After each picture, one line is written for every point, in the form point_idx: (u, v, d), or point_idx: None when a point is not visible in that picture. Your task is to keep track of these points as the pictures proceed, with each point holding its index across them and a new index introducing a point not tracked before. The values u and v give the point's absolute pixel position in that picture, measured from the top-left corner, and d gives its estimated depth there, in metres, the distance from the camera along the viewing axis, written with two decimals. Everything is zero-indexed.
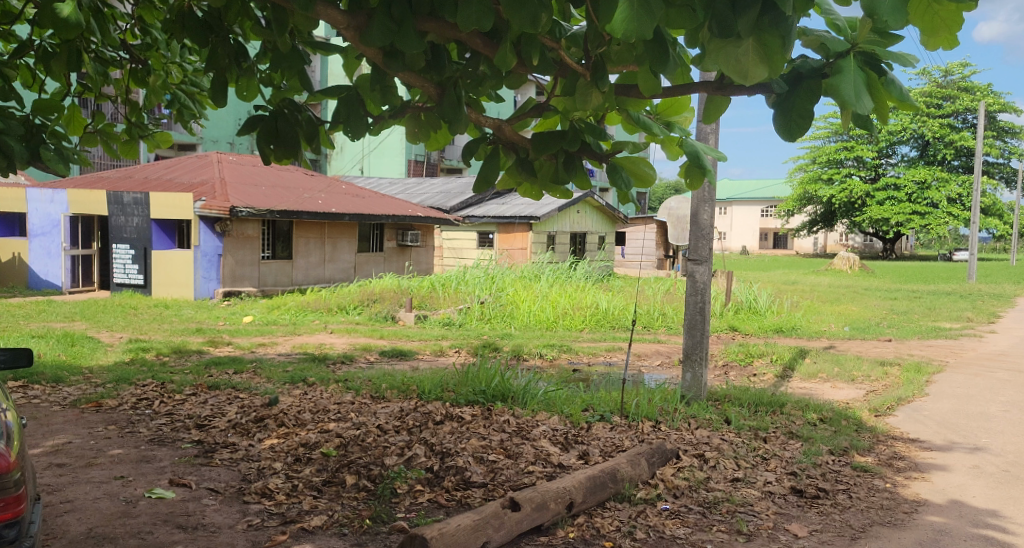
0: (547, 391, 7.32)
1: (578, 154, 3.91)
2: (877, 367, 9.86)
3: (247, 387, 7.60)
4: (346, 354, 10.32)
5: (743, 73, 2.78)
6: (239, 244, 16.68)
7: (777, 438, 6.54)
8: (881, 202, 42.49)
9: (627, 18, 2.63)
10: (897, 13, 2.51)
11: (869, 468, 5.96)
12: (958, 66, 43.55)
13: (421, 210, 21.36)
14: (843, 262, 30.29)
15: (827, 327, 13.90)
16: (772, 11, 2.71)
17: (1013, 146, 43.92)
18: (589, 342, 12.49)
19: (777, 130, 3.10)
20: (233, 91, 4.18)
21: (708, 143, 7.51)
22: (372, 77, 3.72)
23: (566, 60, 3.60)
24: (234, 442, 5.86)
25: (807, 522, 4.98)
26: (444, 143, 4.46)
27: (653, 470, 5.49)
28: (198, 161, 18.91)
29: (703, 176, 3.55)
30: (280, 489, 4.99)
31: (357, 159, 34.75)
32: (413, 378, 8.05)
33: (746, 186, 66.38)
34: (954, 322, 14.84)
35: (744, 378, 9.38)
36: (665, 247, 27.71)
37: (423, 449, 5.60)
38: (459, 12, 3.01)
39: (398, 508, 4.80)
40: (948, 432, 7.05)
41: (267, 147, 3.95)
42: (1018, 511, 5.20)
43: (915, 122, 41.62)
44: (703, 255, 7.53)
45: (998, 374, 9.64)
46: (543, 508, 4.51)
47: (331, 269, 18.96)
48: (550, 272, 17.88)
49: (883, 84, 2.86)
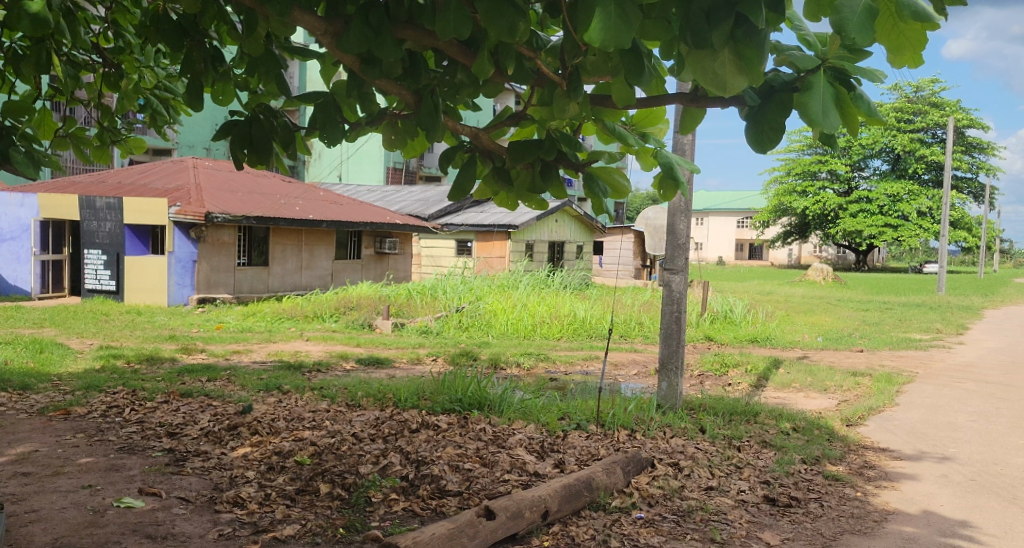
0: (523, 400, 7.33)
1: (554, 163, 3.93)
2: (849, 377, 9.99)
3: (220, 395, 7.53)
4: (322, 362, 10.26)
5: (721, 84, 2.82)
6: (214, 249, 16.56)
7: (751, 447, 6.59)
8: (853, 215, 43.04)
9: (604, 27, 2.66)
10: (863, 30, 2.57)
11: (840, 477, 6.04)
12: (928, 82, 44.31)
13: (400, 218, 21.33)
14: (817, 273, 30.66)
15: (800, 337, 14.07)
16: (746, 24, 2.77)
17: (982, 160, 44.68)
18: (566, 350, 12.54)
19: (749, 142, 3.14)
20: (208, 96, 4.16)
21: (684, 154, 7.60)
22: (348, 84, 3.73)
23: (543, 70, 3.63)
24: (206, 450, 5.82)
25: (779, 530, 5.03)
26: (422, 151, 4.47)
27: (628, 478, 5.52)
28: (173, 166, 18.77)
29: (676, 188, 3.60)
30: (252, 497, 4.96)
31: (334, 165, 34.61)
32: (389, 386, 8.02)
33: (722, 197, 66.93)
34: (924, 333, 15.09)
35: (719, 387, 9.46)
36: (642, 256, 27.89)
37: (398, 457, 5.62)
38: (438, 22, 3.04)
39: (373, 517, 4.79)
40: (917, 441, 7.15)
41: (241, 152, 3.91)
42: (986, 520, 5.28)
43: (886, 135, 42.30)
44: (679, 265, 7.62)
45: (966, 385, 9.81)
46: (518, 517, 4.51)
47: (308, 276, 18.89)
48: (528, 281, 17.91)
49: (852, 100, 2.91)
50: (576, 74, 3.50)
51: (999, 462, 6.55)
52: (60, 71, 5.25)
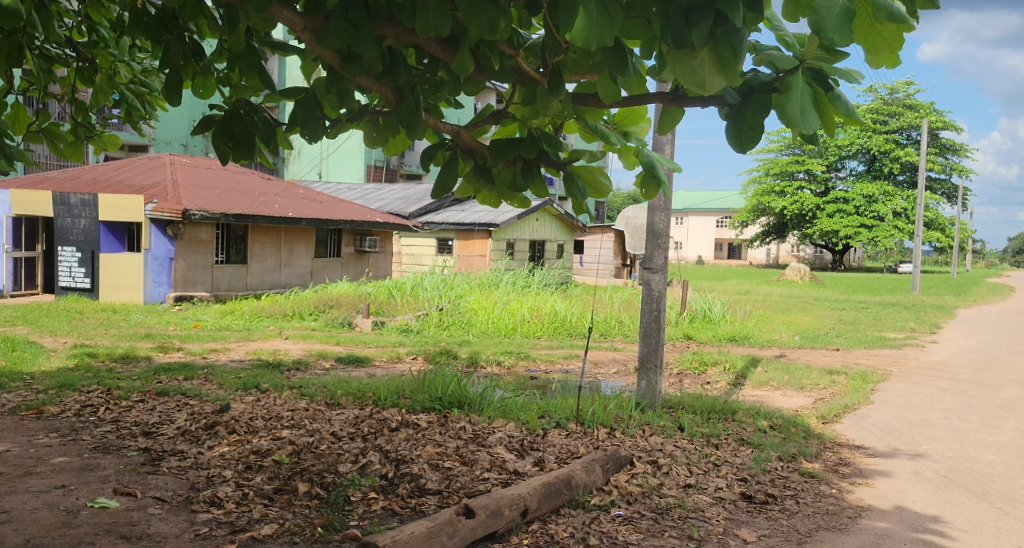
0: (503, 399, 7.34)
1: (536, 161, 3.94)
2: (826, 376, 10.08)
3: (197, 395, 7.48)
4: (301, 361, 10.21)
5: (700, 82, 2.87)
6: (192, 247, 16.44)
7: (729, 445, 6.65)
8: (830, 215, 43.43)
9: (585, 26, 2.68)
10: (842, 30, 2.59)
11: (816, 474, 6.10)
12: (903, 84, 44.86)
13: (381, 216, 21.27)
14: (794, 273, 30.93)
15: (778, 336, 14.18)
16: (725, 23, 2.77)
17: (955, 162, 45.28)
18: (546, 349, 12.57)
19: (729, 142, 3.17)
20: (188, 90, 4.13)
21: (664, 153, 7.65)
22: (329, 80, 3.73)
23: (524, 68, 3.65)
24: (182, 449, 5.79)
25: (755, 527, 5.08)
26: (403, 148, 4.47)
27: (607, 477, 5.55)
28: (150, 163, 18.61)
29: (658, 187, 3.62)
30: (229, 497, 4.94)
31: (314, 163, 34.45)
32: (369, 384, 8.01)
33: (702, 196, 67.31)
34: (898, 332, 15.26)
35: (698, 385, 9.52)
36: (622, 255, 28.01)
37: (378, 457, 5.61)
38: (419, 19, 3.04)
39: (352, 516, 4.79)
40: (891, 438, 7.24)
41: (224, 147, 3.93)
42: (957, 516, 5.36)
43: (862, 136, 42.77)
44: (658, 264, 7.66)
45: (939, 383, 9.93)
46: (497, 515, 4.53)
47: (287, 274, 18.79)
48: (509, 280, 17.92)
49: (829, 100, 2.95)
50: (557, 72, 3.52)
51: (970, 458, 6.65)
52: (33, 65, 5.19)
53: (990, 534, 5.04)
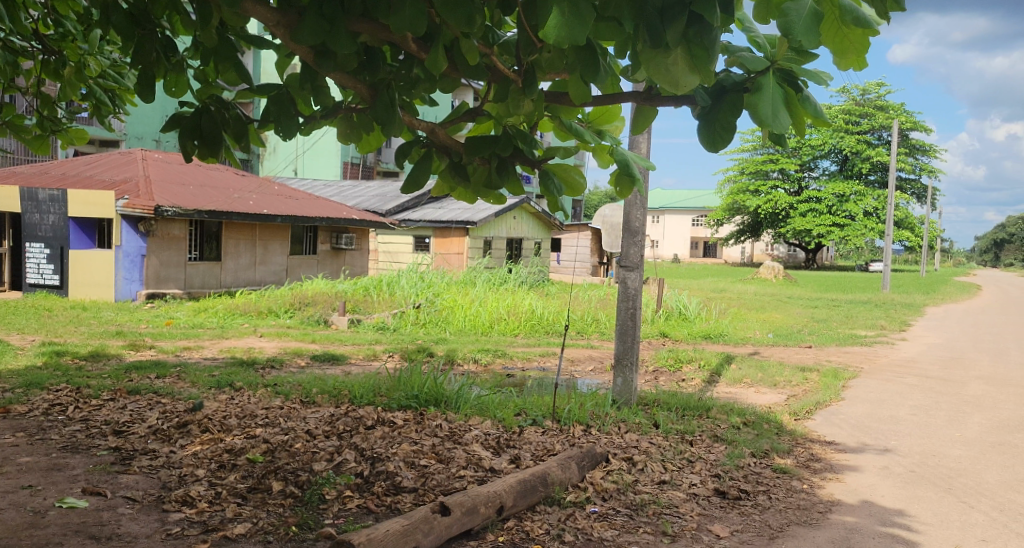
0: (479, 396, 7.34)
1: (510, 159, 3.94)
2: (798, 373, 10.19)
3: (169, 392, 7.43)
4: (275, 358, 10.17)
5: (674, 81, 2.90)
6: (164, 244, 16.27)
7: (703, 441, 6.71)
8: (803, 214, 43.88)
9: (559, 25, 2.70)
10: (810, 33, 2.66)
11: (788, 470, 6.17)
12: (875, 85, 45.47)
13: (357, 213, 21.19)
14: (769, 271, 31.18)
15: (752, 334, 14.31)
16: (698, 23, 2.82)
17: (925, 162, 45.94)
18: (523, 346, 12.61)
19: (702, 141, 3.21)
20: (160, 87, 4.08)
21: (639, 152, 7.70)
22: (302, 76, 3.71)
23: (499, 66, 3.67)
24: (154, 449, 5.74)
25: (728, 523, 5.13)
26: (377, 145, 4.46)
27: (583, 473, 5.58)
28: (122, 158, 18.39)
29: (632, 184, 3.65)
30: (202, 496, 4.90)
31: (290, 159, 34.25)
32: (344, 382, 8.00)
33: (678, 196, 67.73)
34: (869, 329, 15.47)
35: (673, 382, 9.60)
36: (599, 253, 28.13)
37: (353, 454, 5.61)
38: (391, 15, 3.03)
39: (327, 514, 4.78)
40: (861, 434, 7.33)
41: (192, 143, 3.92)
42: (923, 510, 5.44)
43: (835, 136, 43.24)
44: (635, 262, 7.72)
45: (907, 380, 10.08)
46: (473, 512, 4.54)
47: (262, 272, 18.67)
48: (486, 278, 17.91)
49: (800, 101, 3.02)
50: (531, 71, 3.53)
51: (937, 453, 6.75)
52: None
53: (956, 527, 5.12)
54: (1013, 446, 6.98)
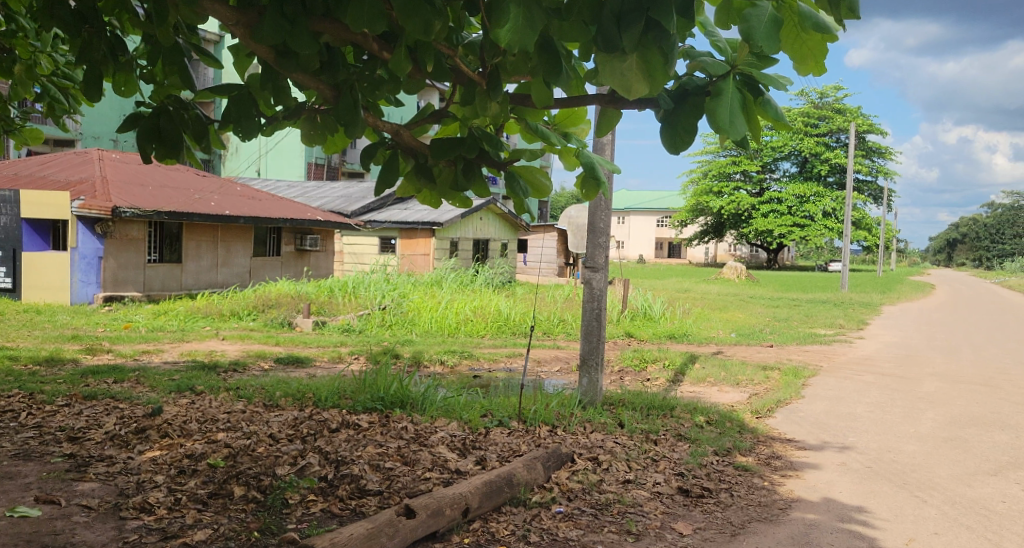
0: (445, 398, 7.32)
1: (476, 161, 3.95)
2: (760, 372, 10.32)
3: (127, 397, 7.31)
4: (238, 362, 10.05)
5: (627, 86, 2.92)
6: (122, 245, 15.99)
7: (667, 441, 6.76)
8: (765, 215, 44.47)
9: (515, 28, 2.72)
10: (771, 39, 2.75)
11: (749, 467, 6.25)
12: (833, 89, 46.36)
13: (321, 214, 21.05)
14: (732, 271, 31.56)
15: (715, 333, 14.47)
16: (656, 29, 2.87)
17: (880, 164, 46.88)
18: (490, 347, 12.63)
19: (664, 144, 3.25)
20: (109, 87, 4.02)
21: (604, 154, 7.75)
22: (263, 77, 3.70)
23: (462, 68, 3.67)
24: (111, 455, 5.64)
25: (692, 520, 5.18)
26: (342, 146, 4.45)
27: (548, 473, 5.60)
28: (77, 159, 18.03)
29: (598, 187, 3.67)
30: (160, 503, 4.83)
31: (252, 159, 33.84)
32: (308, 385, 7.93)
33: (643, 197, 68.20)
34: (828, 328, 15.76)
35: (638, 382, 9.67)
36: (565, 254, 28.25)
37: (317, 458, 5.57)
38: (350, 14, 3.00)
39: (290, 518, 4.74)
40: (820, 432, 7.46)
41: (150, 145, 3.88)
42: (879, 505, 5.54)
43: (794, 139, 44.03)
44: (599, 263, 7.79)
45: (865, 377, 10.27)
46: (438, 514, 4.52)
47: (224, 273, 18.44)
48: (452, 279, 17.90)
49: (759, 104, 3.04)
50: (496, 74, 3.53)
51: (892, 449, 6.89)
52: None
53: (910, 521, 5.23)
54: (965, 441, 7.14)
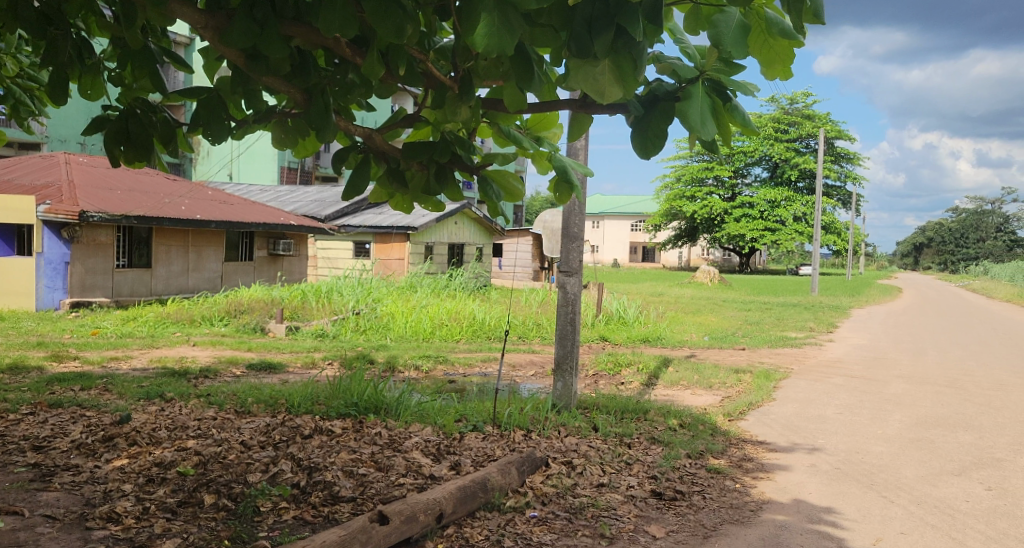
0: (420, 403, 7.29)
1: (449, 165, 3.94)
2: (732, 375, 10.40)
3: (94, 405, 7.20)
4: (210, 368, 9.92)
5: (600, 91, 2.95)
6: (89, 250, 15.76)
7: (640, 444, 6.79)
8: (737, 219, 44.84)
9: (488, 33, 2.72)
10: (739, 43, 2.80)
11: (722, 470, 6.29)
12: (802, 95, 46.96)
13: (294, 219, 20.91)
14: (705, 275, 31.76)
15: (688, 336, 14.56)
16: (625, 35, 2.88)
17: (849, 170, 47.55)
18: (465, 352, 12.60)
19: (634, 149, 3.26)
20: (74, 88, 3.98)
21: (578, 159, 7.78)
22: (233, 80, 3.67)
23: (433, 73, 3.66)
24: (76, 464, 5.55)
25: (664, 523, 5.20)
26: (312, 150, 4.43)
27: (523, 478, 5.58)
28: (43, 162, 17.76)
29: (571, 191, 3.68)
30: (128, 512, 4.76)
31: (224, 162, 33.52)
32: (281, 391, 7.86)
33: (617, 202, 68.49)
34: (799, 331, 15.93)
35: (612, 386, 9.70)
36: (539, 258, 28.29)
37: (290, 465, 5.52)
38: (322, 18, 2.99)
39: (261, 527, 4.70)
40: (791, 433, 7.53)
41: (117, 148, 3.84)
42: (847, 506, 5.60)
43: (764, 145, 44.52)
44: (574, 267, 7.81)
45: (835, 379, 10.39)
46: (412, 520, 4.49)
47: (195, 279, 18.25)
48: (427, 284, 17.85)
49: (728, 110, 3.09)
50: (468, 78, 3.52)
51: (861, 450, 6.96)
52: None
53: (877, 521, 5.29)
54: (930, 441, 7.25)
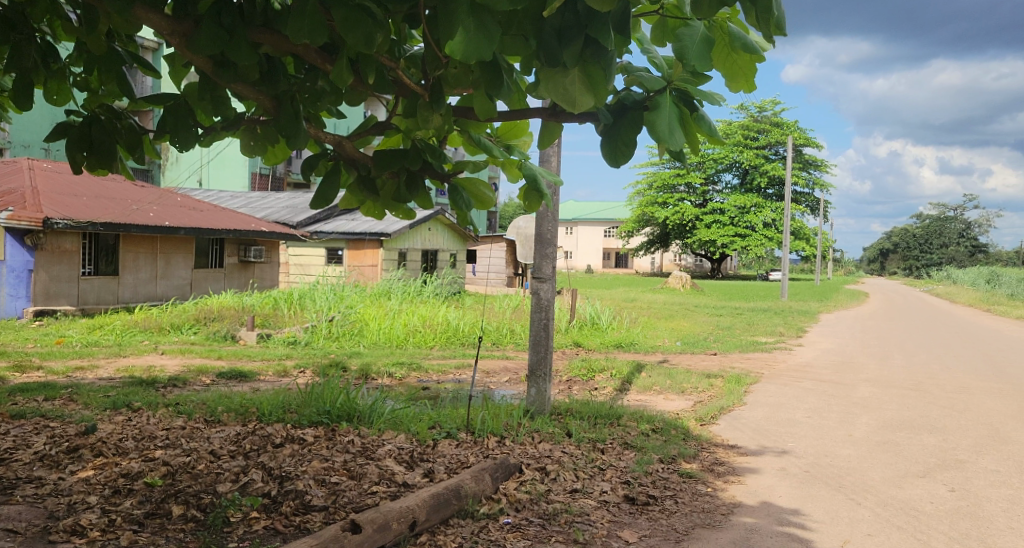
0: (394, 410, 7.26)
1: (420, 172, 3.93)
2: (703, 379, 10.47)
3: (59, 416, 7.08)
4: (178, 377, 9.80)
5: (571, 99, 2.94)
6: (54, 258, 15.48)
7: (613, 449, 6.80)
8: (708, 225, 45.19)
9: (465, 41, 2.71)
10: (703, 58, 2.81)
11: (693, 474, 6.32)
12: (771, 103, 47.58)
13: (266, 225, 20.73)
14: (677, 280, 31.94)
15: (661, 341, 14.63)
16: (595, 45, 2.89)
17: (817, 176, 48.22)
18: (438, 358, 12.57)
19: (604, 157, 3.27)
20: (40, 94, 3.98)
21: (550, 165, 7.79)
22: (201, 86, 3.62)
23: (404, 80, 3.63)
24: (40, 476, 5.44)
25: (637, 528, 5.21)
26: (282, 157, 4.42)
27: (496, 485, 5.57)
28: (7, 168, 17.46)
29: (540, 199, 3.69)
30: (93, 524, 4.68)
31: (194, 168, 33.16)
32: (252, 399, 7.79)
33: (591, 208, 68.75)
34: (769, 335, 16.06)
35: (586, 391, 9.71)
36: (513, 265, 28.27)
37: (260, 474, 5.46)
38: (290, 26, 2.96)
39: (231, 537, 4.64)
40: (761, 437, 7.58)
41: (80, 155, 3.78)
42: (816, 508, 5.64)
43: (734, 151, 45.01)
44: (547, 273, 7.82)
45: (804, 383, 10.49)
46: (385, 529, 4.45)
47: (163, 286, 18.04)
48: (401, 291, 17.78)
49: (694, 120, 3.10)
50: (438, 86, 3.51)
51: (829, 453, 7.03)
52: None
53: (845, 523, 5.34)
54: (896, 444, 7.34)
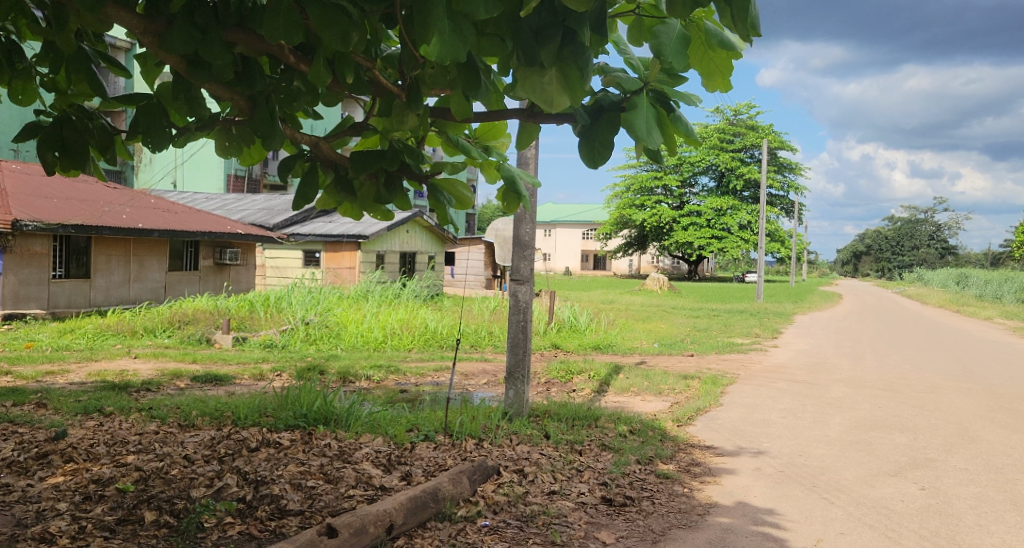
0: (371, 413, 7.22)
1: (398, 174, 3.96)
2: (681, 381, 10.51)
3: (28, 421, 6.96)
4: (152, 381, 9.67)
5: (548, 100, 2.93)
6: (24, 261, 15.23)
7: (591, 450, 6.80)
8: (685, 227, 45.43)
9: (440, 43, 2.69)
10: (680, 55, 2.82)
11: (670, 475, 6.33)
12: (746, 107, 47.94)
13: (242, 228, 20.57)
14: (655, 282, 32.06)
15: (638, 343, 14.67)
16: (572, 43, 2.87)
17: (792, 179, 48.65)
18: (416, 361, 12.51)
19: (582, 158, 3.25)
20: (5, 93, 3.94)
21: (527, 169, 7.78)
22: (174, 85, 3.55)
23: (381, 80, 3.62)
24: (8, 483, 5.35)
25: (614, 529, 5.21)
26: (259, 158, 4.36)
27: (474, 487, 5.54)
28: None
29: (518, 201, 3.67)
30: (63, 531, 4.60)
31: (168, 170, 32.82)
32: (227, 403, 7.71)
33: (569, 210, 68.89)
34: (746, 337, 16.16)
35: (564, 393, 9.72)
36: (491, 267, 28.25)
37: (235, 478, 5.40)
38: (266, 24, 2.93)
39: (204, 543, 4.59)
40: (737, 438, 7.61)
41: (51, 155, 3.73)
42: (791, 508, 5.68)
43: (711, 154, 45.29)
44: (525, 275, 7.81)
45: (780, 384, 10.56)
46: (362, 533, 4.41)
47: (137, 289, 17.83)
48: (378, 293, 17.70)
49: (671, 121, 3.11)
50: (415, 86, 3.49)
51: (803, 453, 7.08)
52: None
53: (818, 523, 5.37)
54: (869, 444, 7.40)
